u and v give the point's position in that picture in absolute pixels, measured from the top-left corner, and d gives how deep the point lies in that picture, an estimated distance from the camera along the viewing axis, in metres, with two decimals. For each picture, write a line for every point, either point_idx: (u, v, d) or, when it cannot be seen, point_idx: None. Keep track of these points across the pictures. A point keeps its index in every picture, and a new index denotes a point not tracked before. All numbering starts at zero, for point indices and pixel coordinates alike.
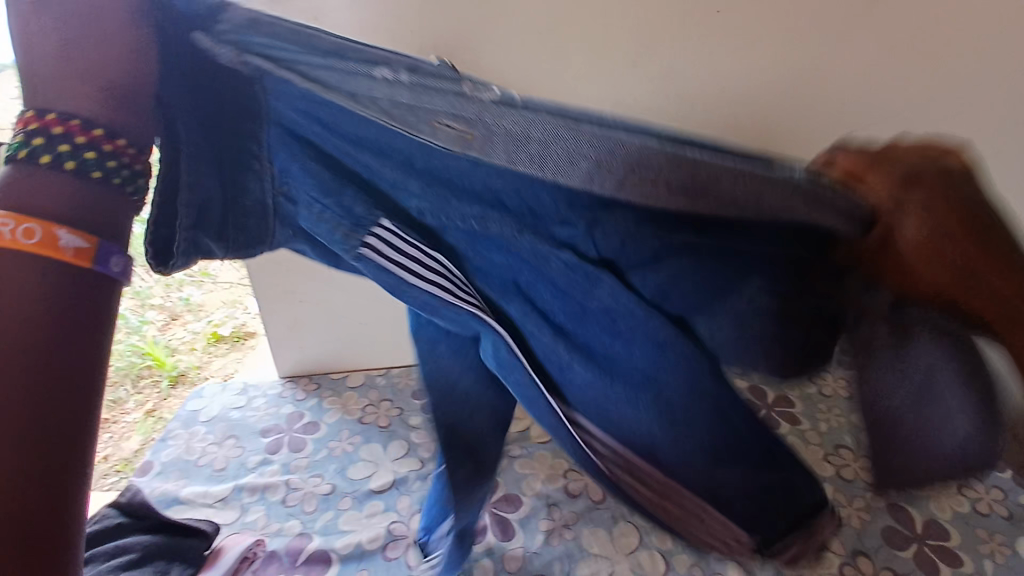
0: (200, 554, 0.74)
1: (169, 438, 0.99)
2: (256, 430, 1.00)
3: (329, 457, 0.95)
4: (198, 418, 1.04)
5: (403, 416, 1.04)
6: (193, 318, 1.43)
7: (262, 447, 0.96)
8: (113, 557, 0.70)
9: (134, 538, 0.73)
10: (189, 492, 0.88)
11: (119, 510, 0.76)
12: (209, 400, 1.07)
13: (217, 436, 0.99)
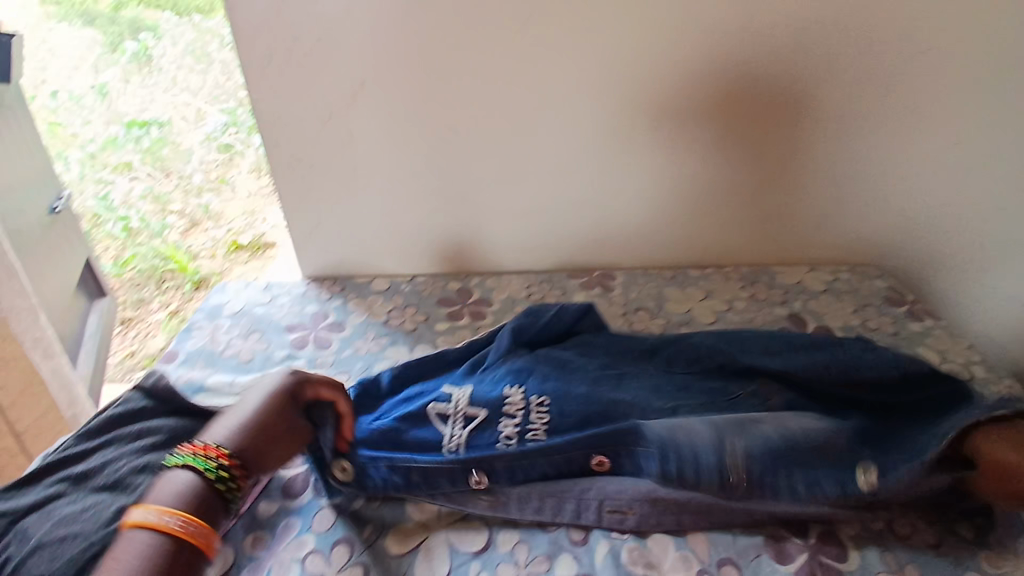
0: None
1: (194, 329, 0.98)
2: (280, 326, 0.99)
3: (354, 356, 0.93)
4: (222, 312, 1.03)
5: (429, 322, 1.01)
6: (213, 226, 1.97)
7: (288, 343, 0.95)
8: (137, 439, 0.68)
9: (160, 421, 0.70)
10: (216, 380, 0.87)
11: (144, 392, 0.72)
12: (233, 296, 1.05)
13: (242, 330, 0.98)
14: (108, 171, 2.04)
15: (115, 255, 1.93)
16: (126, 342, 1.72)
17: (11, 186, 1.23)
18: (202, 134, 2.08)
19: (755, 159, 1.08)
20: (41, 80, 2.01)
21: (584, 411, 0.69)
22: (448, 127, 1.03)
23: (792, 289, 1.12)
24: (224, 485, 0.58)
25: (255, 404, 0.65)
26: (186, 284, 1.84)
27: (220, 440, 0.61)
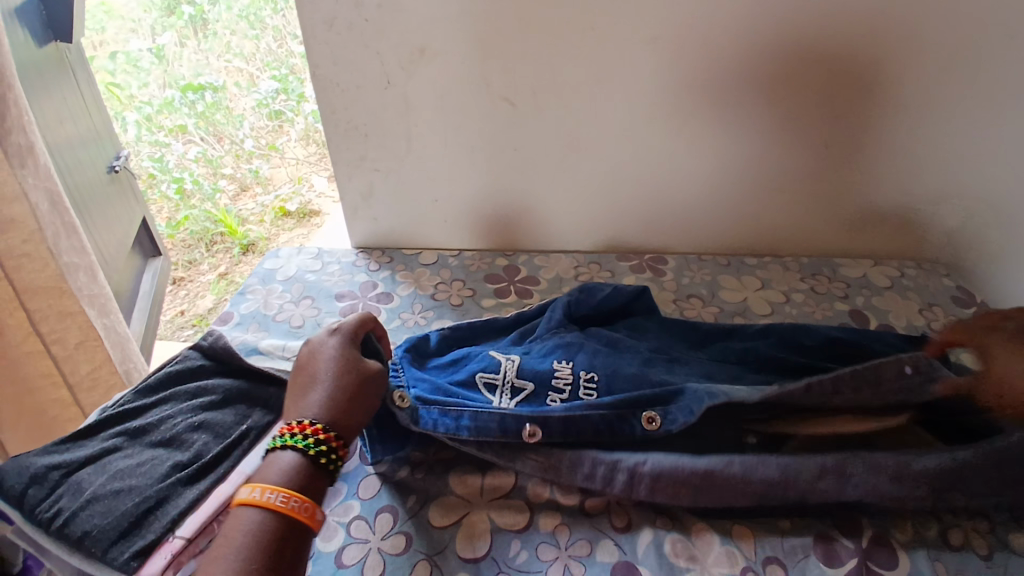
0: (280, 404, 0.71)
1: (247, 292, 1.01)
2: (331, 294, 1.00)
3: (402, 327, 0.93)
4: (274, 277, 1.05)
5: (475, 298, 1.00)
6: (261, 191, 2.07)
7: (337, 311, 0.97)
8: (193, 398, 0.69)
9: (216, 380, 0.72)
10: (268, 344, 0.88)
11: (203, 352, 0.74)
12: (286, 262, 1.08)
13: (293, 295, 1.00)
14: (163, 134, 2.08)
15: (170, 216, 1.99)
16: (176, 302, 1.77)
17: (76, 144, 1.26)
18: (253, 100, 2.09)
19: (821, 148, 1.03)
20: (102, 42, 2.09)
21: (634, 392, 0.69)
22: (506, 101, 1.01)
23: (854, 283, 1.07)
24: (326, 461, 0.57)
25: (329, 369, 0.62)
26: (235, 247, 1.90)
27: (317, 418, 0.58)
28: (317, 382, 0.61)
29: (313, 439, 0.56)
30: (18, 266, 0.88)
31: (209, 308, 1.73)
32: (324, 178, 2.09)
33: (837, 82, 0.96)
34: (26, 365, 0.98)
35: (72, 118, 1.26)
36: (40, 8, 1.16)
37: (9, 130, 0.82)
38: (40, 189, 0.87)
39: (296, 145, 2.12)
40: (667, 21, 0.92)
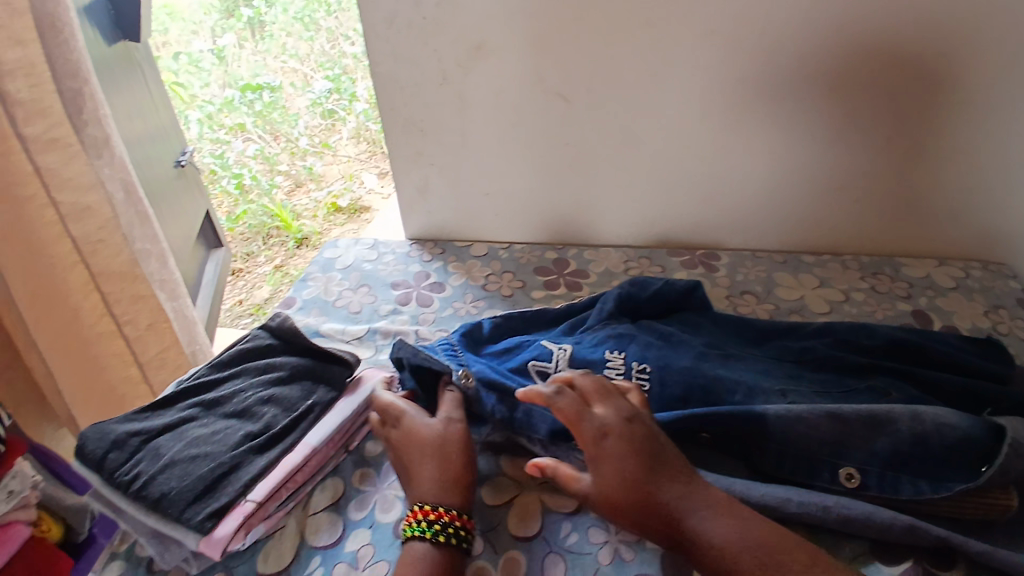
0: (342, 381, 0.75)
1: (309, 279, 1.06)
2: (387, 282, 1.04)
3: (455, 315, 0.96)
4: (334, 265, 1.10)
5: (526, 290, 1.02)
6: (314, 187, 2.14)
7: (393, 299, 1.00)
8: (263, 373, 0.74)
9: (283, 358, 0.76)
10: (329, 327, 0.93)
11: (270, 331, 0.79)
12: (344, 251, 1.13)
13: (352, 283, 1.05)
14: (224, 132, 2.19)
15: (229, 211, 2.05)
16: (235, 291, 1.85)
17: (146, 140, 1.35)
18: (309, 99, 2.23)
19: (882, 145, 1.00)
20: (166, 43, 2.26)
21: (687, 384, 0.70)
22: (560, 95, 1.02)
23: (916, 283, 1.03)
24: (449, 539, 0.56)
25: (427, 449, 0.63)
26: (290, 240, 1.97)
27: (432, 498, 0.59)
28: (416, 459, 0.63)
29: (436, 523, 0.57)
30: (95, 251, 0.94)
31: (266, 298, 1.81)
32: (374, 175, 2.18)
33: (901, 76, 0.93)
34: (98, 346, 1.01)
35: (142, 115, 1.34)
36: (109, 9, 1.24)
37: (87, 123, 0.89)
38: (116, 179, 0.94)
39: (348, 144, 2.25)
40: (724, 15, 0.92)
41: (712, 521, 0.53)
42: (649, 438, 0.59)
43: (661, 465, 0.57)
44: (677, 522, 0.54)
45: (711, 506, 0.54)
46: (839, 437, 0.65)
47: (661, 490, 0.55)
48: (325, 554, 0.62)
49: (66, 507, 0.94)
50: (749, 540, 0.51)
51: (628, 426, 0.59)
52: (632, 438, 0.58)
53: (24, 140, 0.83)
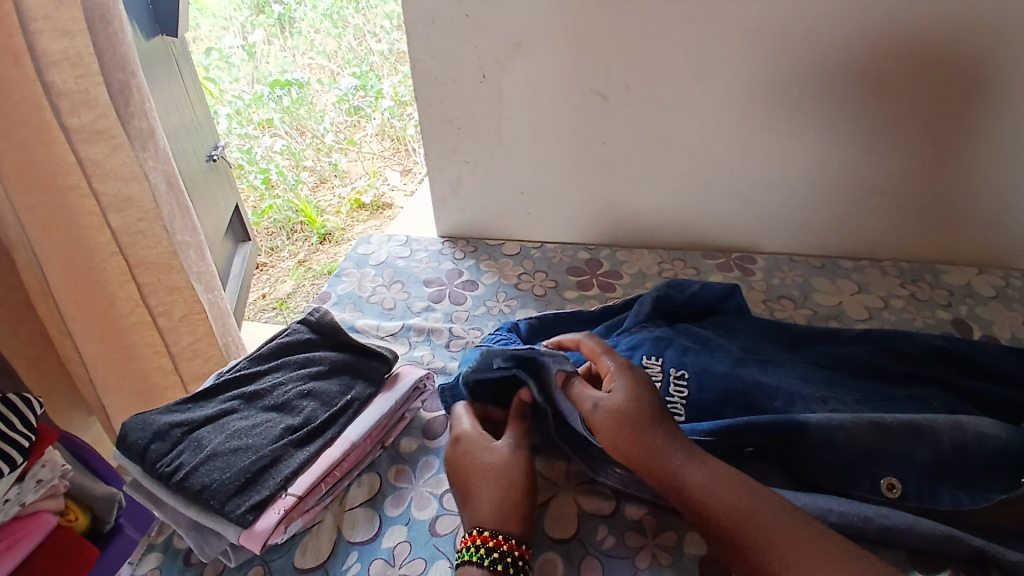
0: (380, 376, 0.76)
1: (343, 275, 1.08)
2: (420, 280, 1.05)
3: (487, 314, 0.96)
4: (367, 261, 1.11)
5: (558, 289, 1.02)
6: (338, 183, 2.20)
7: (426, 296, 1.01)
8: (302, 367, 0.75)
9: (322, 353, 0.77)
10: (364, 323, 0.94)
11: (309, 327, 0.80)
12: (377, 247, 1.15)
13: (385, 279, 1.06)
14: (252, 128, 2.19)
15: (255, 206, 2.07)
16: (260, 285, 1.85)
17: (180, 135, 1.36)
18: (335, 96, 2.25)
19: (926, 148, 0.97)
20: (197, 40, 2.32)
21: (725, 389, 0.69)
22: (597, 93, 1.01)
23: (957, 292, 1.00)
24: (504, 566, 0.53)
25: (488, 476, 0.61)
26: (313, 236, 1.98)
27: (490, 524, 0.57)
28: (477, 484, 0.61)
29: (488, 546, 0.54)
30: (133, 242, 0.96)
31: (289, 293, 1.81)
32: (397, 172, 2.23)
33: (949, 76, 0.91)
34: (134, 335, 1.04)
35: (177, 109, 1.36)
36: (149, 4, 1.26)
37: (133, 115, 0.91)
38: (158, 170, 0.96)
39: (373, 140, 2.29)
40: (766, 13, 0.90)
41: (698, 467, 0.55)
42: (649, 389, 0.62)
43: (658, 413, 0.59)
44: (664, 462, 0.56)
45: (696, 457, 0.56)
46: (881, 445, 0.63)
47: (655, 434, 0.57)
48: (362, 549, 0.63)
49: (95, 496, 0.95)
50: (724, 485, 0.53)
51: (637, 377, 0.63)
52: (640, 389, 0.61)
53: (67, 132, 0.86)
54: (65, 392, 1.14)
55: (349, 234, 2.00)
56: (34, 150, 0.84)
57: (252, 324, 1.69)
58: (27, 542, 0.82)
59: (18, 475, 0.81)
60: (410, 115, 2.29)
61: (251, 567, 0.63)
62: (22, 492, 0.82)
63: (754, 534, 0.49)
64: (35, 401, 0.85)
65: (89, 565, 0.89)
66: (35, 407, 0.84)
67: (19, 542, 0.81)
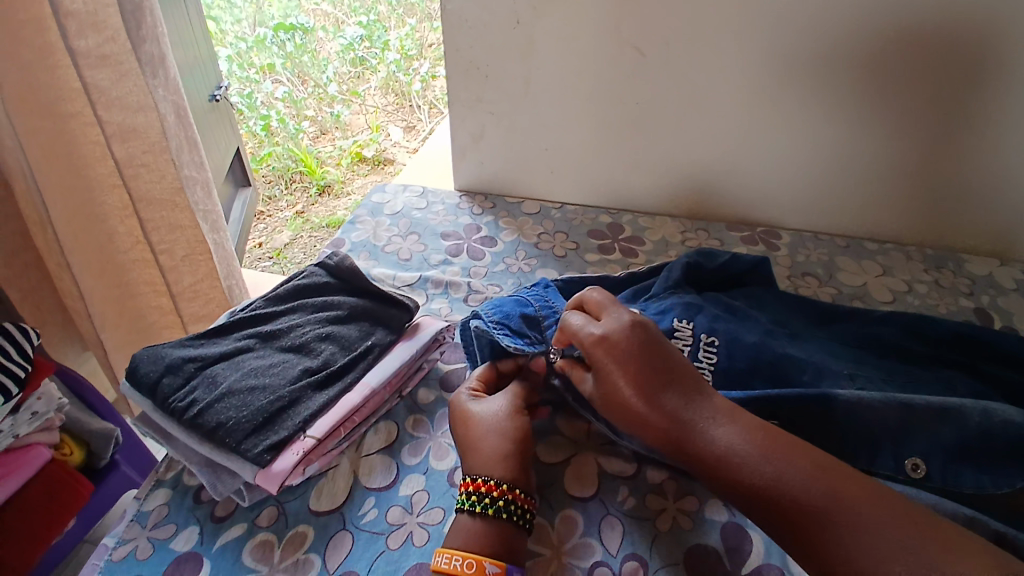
0: (401, 325, 0.74)
1: (357, 222, 1.05)
2: (437, 233, 1.03)
3: (506, 271, 0.94)
4: (382, 211, 1.08)
5: (579, 251, 1.01)
6: (340, 136, 2.10)
7: (442, 249, 0.99)
8: (319, 311, 0.73)
9: (341, 297, 0.75)
10: (380, 272, 0.92)
11: (327, 271, 0.77)
12: (393, 197, 1.11)
13: (400, 230, 1.03)
14: (253, 72, 2.12)
15: (254, 152, 1.98)
16: (256, 233, 1.79)
17: (186, 70, 1.30)
18: (340, 44, 2.20)
19: (961, 133, 0.94)
20: None
21: (754, 359, 0.68)
22: (635, 50, 0.97)
23: (979, 280, 0.98)
24: (500, 515, 0.53)
25: (494, 426, 0.59)
26: (312, 187, 1.92)
27: (489, 472, 0.55)
28: (473, 431, 0.59)
29: (488, 495, 0.54)
30: (137, 175, 0.92)
31: (287, 243, 1.76)
32: (400, 128, 2.15)
33: (995, 61, 0.87)
34: (134, 272, 1.00)
35: (183, 43, 1.30)
36: None
37: (144, 40, 0.85)
38: (168, 101, 0.90)
39: (376, 94, 2.22)
40: None
41: (717, 431, 0.52)
42: (645, 347, 0.56)
43: (662, 374, 0.55)
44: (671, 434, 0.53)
45: (718, 413, 0.53)
46: (908, 427, 0.61)
47: (658, 397, 0.54)
48: (379, 496, 0.62)
49: (91, 432, 0.92)
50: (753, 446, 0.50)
51: (614, 343, 0.57)
52: (620, 351, 0.57)
53: (73, 56, 0.81)
54: (59, 328, 1.10)
55: (349, 188, 1.94)
56: (35, 74, 0.80)
57: (249, 272, 1.63)
58: (17, 476, 0.80)
59: (12, 407, 0.79)
60: (416, 70, 2.22)
61: (265, 507, 0.61)
62: (16, 424, 0.80)
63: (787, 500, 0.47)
64: (32, 331, 0.83)
65: (81, 500, 0.88)
66: (32, 336, 0.82)
67: (10, 475, 0.80)
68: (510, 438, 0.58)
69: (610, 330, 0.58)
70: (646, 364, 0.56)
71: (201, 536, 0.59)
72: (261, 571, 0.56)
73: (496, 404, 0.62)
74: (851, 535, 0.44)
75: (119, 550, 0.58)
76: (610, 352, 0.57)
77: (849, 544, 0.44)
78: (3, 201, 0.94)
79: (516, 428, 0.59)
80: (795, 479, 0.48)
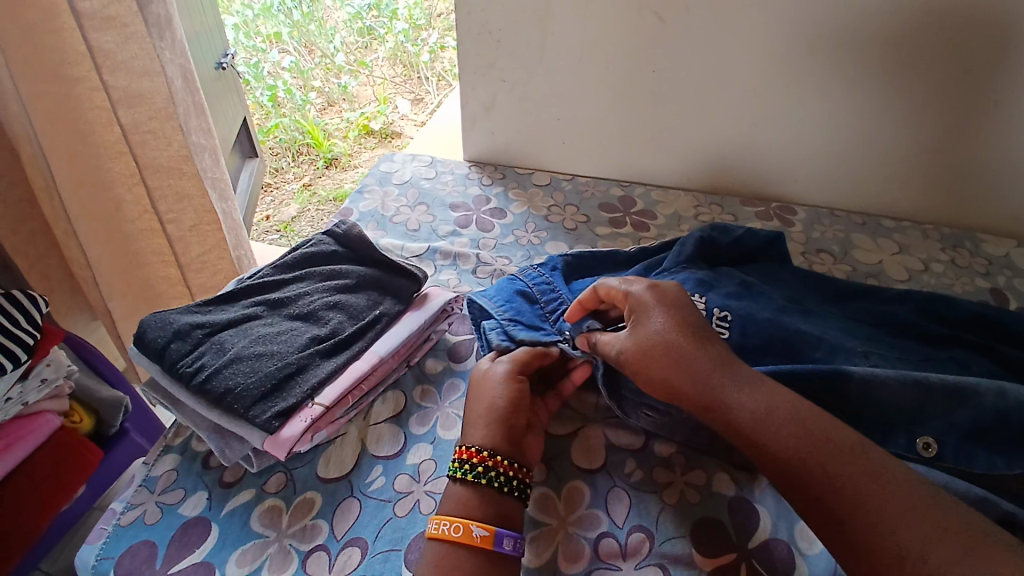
0: (409, 295, 0.73)
1: (365, 192, 1.03)
2: (446, 204, 1.01)
3: (515, 244, 0.93)
4: (390, 181, 1.07)
5: (590, 224, 0.99)
6: (347, 108, 2.07)
7: (451, 221, 0.97)
8: (328, 280, 0.72)
9: (349, 267, 0.74)
10: (388, 242, 0.91)
11: (335, 239, 0.77)
12: (400, 166, 1.10)
13: (408, 200, 1.02)
14: (260, 41, 2.09)
15: (261, 123, 1.95)
16: (263, 206, 1.78)
17: (192, 36, 1.27)
18: (347, 13, 2.16)
19: (989, 108, 0.91)
20: None
21: (767, 335, 0.67)
22: (654, 16, 0.94)
23: (996, 261, 0.96)
24: (481, 480, 0.53)
25: (493, 395, 0.58)
26: (319, 160, 1.90)
27: (479, 441, 0.55)
28: (472, 399, 0.59)
29: (475, 462, 0.53)
30: (143, 142, 0.91)
31: (294, 216, 1.75)
32: (408, 101, 2.11)
33: None
34: (141, 242, 0.98)
35: (190, 9, 1.27)
36: None
37: (150, 1, 0.84)
38: (175, 64, 0.90)
39: (384, 65, 2.18)
40: None
41: (748, 394, 0.52)
42: (686, 304, 0.59)
43: (701, 335, 0.56)
44: (704, 387, 0.53)
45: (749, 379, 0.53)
46: (919, 405, 0.61)
47: (694, 354, 0.55)
48: (387, 464, 0.62)
49: (100, 399, 0.94)
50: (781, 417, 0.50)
51: (657, 298, 0.59)
52: (663, 305, 0.58)
53: (77, 17, 0.79)
54: (67, 296, 1.10)
55: (356, 161, 1.92)
56: (41, 35, 0.77)
57: (256, 245, 1.61)
58: (26, 443, 0.81)
59: (21, 373, 0.80)
60: (425, 41, 2.18)
61: (273, 474, 0.62)
62: (25, 391, 0.81)
63: (827, 476, 0.46)
64: (41, 298, 0.83)
65: (89, 467, 0.88)
66: (40, 305, 0.82)
67: (17, 443, 0.80)
68: (499, 406, 0.57)
69: (656, 286, 0.61)
70: (688, 320, 0.57)
71: (209, 501, 0.60)
72: (268, 536, 0.57)
73: (495, 371, 0.61)
74: (894, 517, 0.43)
75: (127, 515, 0.59)
76: (656, 302, 0.59)
77: (895, 529, 0.42)
78: (9, 166, 0.93)
79: (506, 397, 0.58)
80: (832, 454, 0.47)
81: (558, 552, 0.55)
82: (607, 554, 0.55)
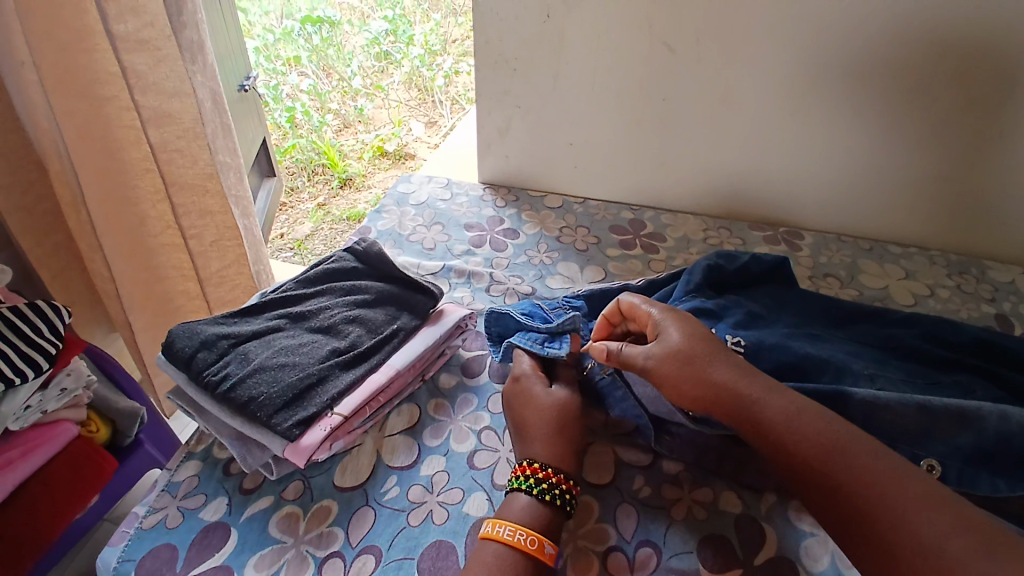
0: (426, 311, 0.76)
1: (383, 212, 1.07)
2: (460, 224, 1.05)
3: (528, 263, 0.96)
4: (408, 201, 1.10)
5: (600, 246, 1.02)
6: (363, 130, 2.13)
7: (466, 240, 1.01)
8: (348, 295, 0.75)
9: (369, 282, 0.77)
10: (404, 261, 0.94)
11: (356, 257, 0.80)
12: (418, 187, 1.14)
13: (424, 220, 1.05)
14: (280, 64, 2.16)
15: (278, 143, 2.01)
16: (278, 225, 1.82)
17: (219, 61, 1.33)
18: (365, 39, 2.23)
19: (987, 142, 0.94)
20: None
21: (777, 360, 0.69)
22: (664, 47, 0.98)
23: (1003, 287, 0.97)
24: (553, 500, 0.55)
25: (547, 419, 0.61)
26: (334, 180, 1.95)
27: (542, 458, 0.58)
28: (528, 415, 0.62)
29: (548, 481, 0.56)
30: (170, 160, 0.95)
31: (308, 235, 1.79)
32: (422, 124, 2.17)
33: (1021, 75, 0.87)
34: (162, 256, 1.00)
35: (218, 35, 1.33)
36: None
37: (185, 26, 0.91)
38: (205, 86, 0.96)
39: (400, 88, 2.25)
40: None
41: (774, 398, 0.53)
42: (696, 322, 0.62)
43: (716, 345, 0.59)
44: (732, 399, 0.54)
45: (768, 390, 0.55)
46: (924, 428, 0.61)
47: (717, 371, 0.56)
48: (401, 475, 0.64)
49: (117, 410, 0.96)
50: (807, 420, 0.51)
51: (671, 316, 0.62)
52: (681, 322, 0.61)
53: (112, 40, 0.83)
54: (88, 308, 1.12)
55: (370, 181, 1.96)
56: (72, 54, 0.80)
57: (272, 261, 1.65)
58: (43, 451, 0.83)
59: (42, 382, 0.82)
60: (439, 66, 2.25)
61: (292, 481, 0.64)
62: (45, 400, 0.83)
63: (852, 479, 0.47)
64: (64, 309, 0.86)
65: (103, 477, 0.90)
66: (63, 315, 0.85)
67: (33, 451, 0.82)
68: (556, 425, 0.60)
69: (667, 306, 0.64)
70: (702, 330, 0.61)
71: (229, 507, 0.62)
72: (285, 542, 0.58)
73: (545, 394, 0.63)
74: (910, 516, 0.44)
75: (149, 519, 0.61)
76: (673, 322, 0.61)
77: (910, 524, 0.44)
78: (37, 180, 0.97)
79: (562, 414, 0.61)
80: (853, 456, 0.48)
81: (570, 564, 0.56)
82: (616, 568, 0.56)
